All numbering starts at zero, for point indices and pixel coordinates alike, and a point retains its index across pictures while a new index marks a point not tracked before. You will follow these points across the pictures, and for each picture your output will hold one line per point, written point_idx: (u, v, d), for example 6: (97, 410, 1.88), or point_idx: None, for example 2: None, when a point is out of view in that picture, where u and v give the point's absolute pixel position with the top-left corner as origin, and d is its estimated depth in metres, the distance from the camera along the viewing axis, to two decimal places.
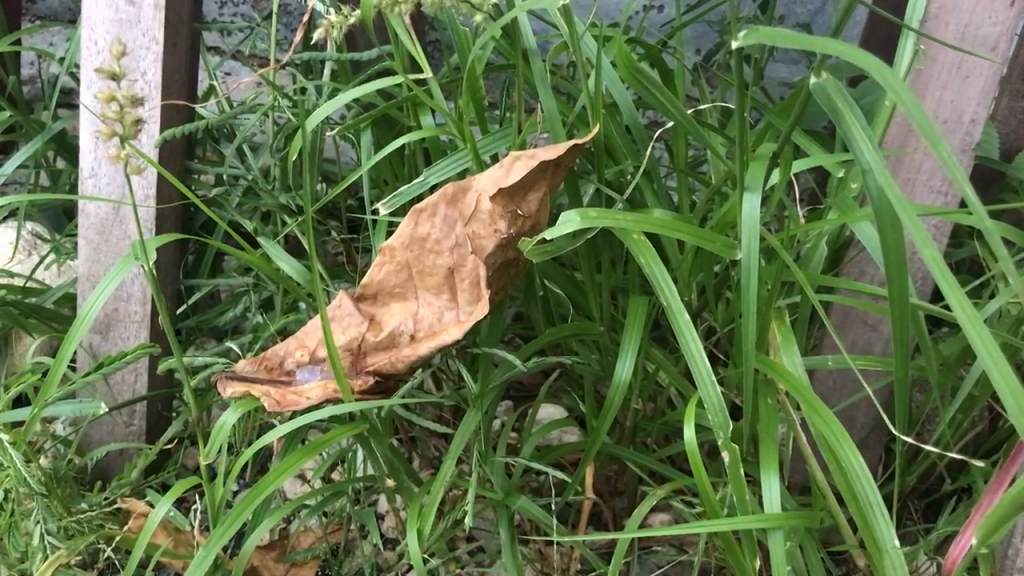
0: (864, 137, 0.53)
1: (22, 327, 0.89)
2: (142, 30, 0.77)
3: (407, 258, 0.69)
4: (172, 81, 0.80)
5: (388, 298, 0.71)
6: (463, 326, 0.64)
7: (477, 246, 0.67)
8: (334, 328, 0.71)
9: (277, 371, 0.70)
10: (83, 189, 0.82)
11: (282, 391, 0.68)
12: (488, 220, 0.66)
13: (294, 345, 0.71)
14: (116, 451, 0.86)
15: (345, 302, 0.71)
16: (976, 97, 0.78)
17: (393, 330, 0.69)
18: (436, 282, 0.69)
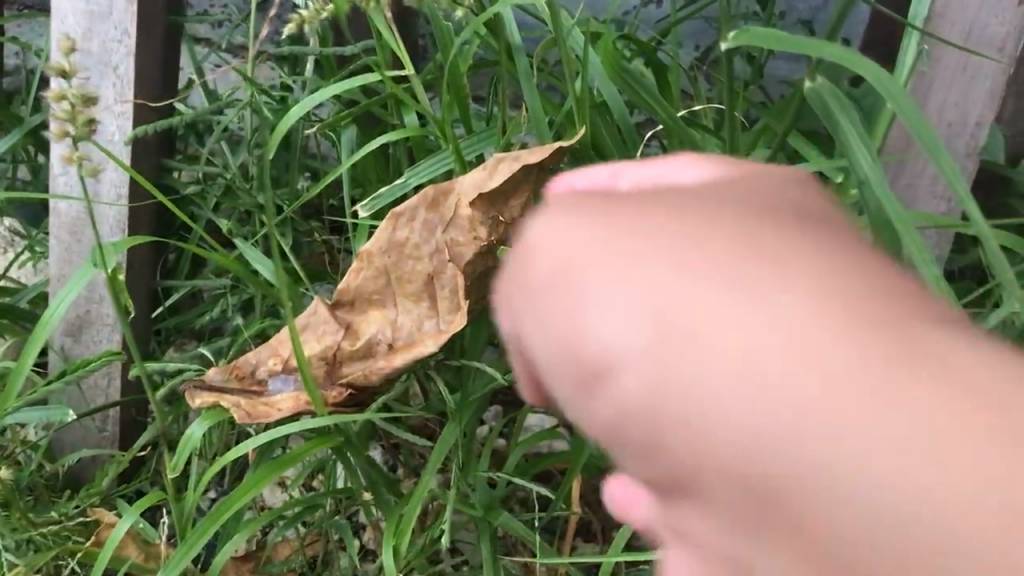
0: (859, 146, 0.54)
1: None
2: (114, 23, 0.74)
3: (386, 264, 0.66)
4: (146, 77, 0.78)
5: (366, 305, 0.68)
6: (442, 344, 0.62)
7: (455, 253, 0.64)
8: (308, 335, 0.68)
9: (247, 381, 0.67)
10: (55, 187, 0.79)
11: (253, 406, 0.66)
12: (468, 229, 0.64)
13: (267, 353, 0.68)
14: (88, 458, 0.83)
15: (320, 308, 0.68)
16: (983, 102, 0.77)
17: (370, 340, 0.66)
18: (416, 290, 0.66)
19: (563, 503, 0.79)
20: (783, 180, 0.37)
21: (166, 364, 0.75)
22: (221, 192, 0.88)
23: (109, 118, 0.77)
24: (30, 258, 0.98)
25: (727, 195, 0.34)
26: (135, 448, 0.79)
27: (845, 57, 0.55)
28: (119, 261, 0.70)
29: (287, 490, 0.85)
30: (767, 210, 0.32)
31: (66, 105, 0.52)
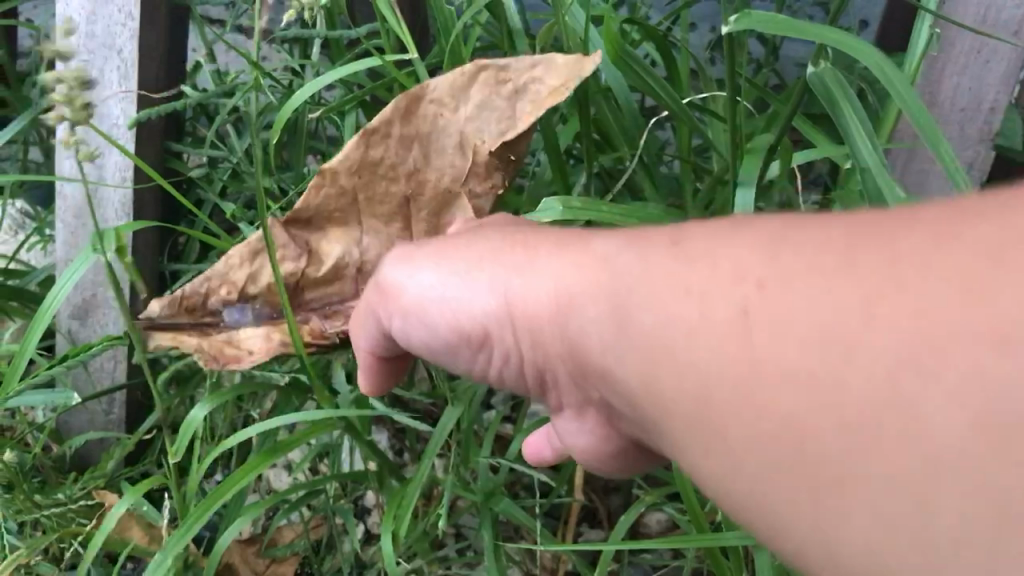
0: (861, 133, 0.53)
1: (3, 311, 0.87)
2: (118, 5, 0.74)
3: (358, 188, 0.67)
4: (151, 61, 0.78)
5: (324, 223, 0.68)
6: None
7: (444, 186, 0.67)
8: (262, 259, 0.67)
9: (198, 313, 0.66)
10: (60, 170, 0.79)
11: (213, 341, 0.64)
12: (462, 154, 0.67)
13: (217, 282, 0.67)
14: (94, 440, 0.84)
15: (276, 230, 0.67)
16: (996, 84, 0.76)
17: (335, 263, 0.67)
18: (389, 211, 0.68)
19: (567, 490, 0.79)
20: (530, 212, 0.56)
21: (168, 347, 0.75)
22: (225, 173, 0.88)
23: (113, 100, 0.77)
24: (38, 241, 0.98)
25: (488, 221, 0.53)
26: (139, 431, 0.79)
27: (849, 45, 0.56)
28: (123, 244, 0.71)
29: (292, 475, 0.85)
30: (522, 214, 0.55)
31: (61, 89, 0.52)
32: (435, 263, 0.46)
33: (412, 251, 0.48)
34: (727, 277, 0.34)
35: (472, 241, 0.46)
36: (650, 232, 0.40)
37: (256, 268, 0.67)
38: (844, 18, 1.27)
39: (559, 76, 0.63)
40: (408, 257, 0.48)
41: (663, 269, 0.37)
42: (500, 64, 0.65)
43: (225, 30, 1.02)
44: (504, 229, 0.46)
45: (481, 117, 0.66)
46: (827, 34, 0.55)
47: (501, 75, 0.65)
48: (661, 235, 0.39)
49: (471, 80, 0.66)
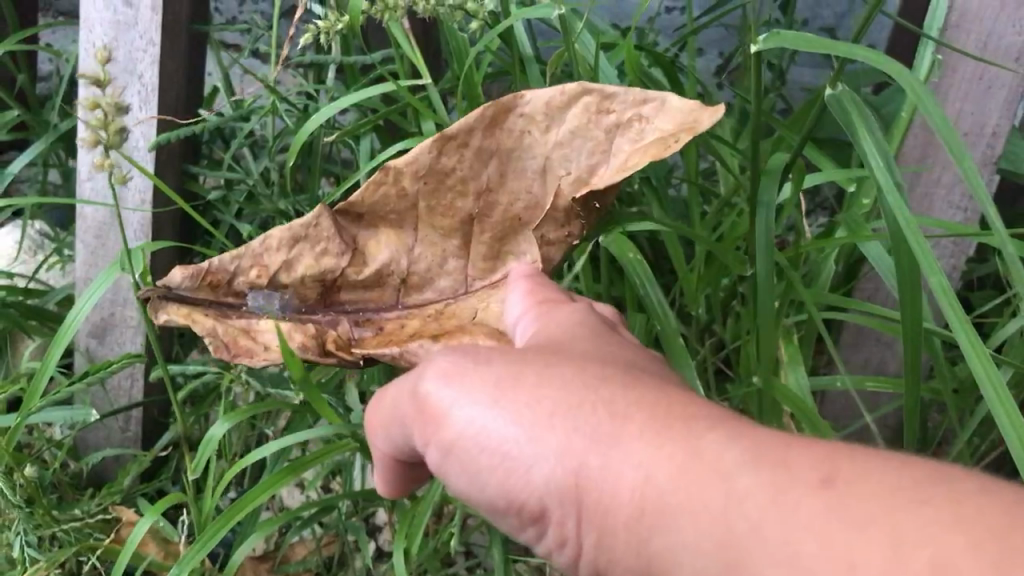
0: (872, 148, 0.54)
1: (23, 329, 0.89)
2: (139, 32, 0.77)
3: (421, 194, 0.57)
4: (171, 86, 0.80)
5: (377, 221, 0.58)
6: (483, 307, 0.57)
7: (513, 215, 0.57)
8: (302, 248, 0.57)
9: (222, 292, 0.57)
10: (81, 192, 0.81)
11: (232, 329, 0.56)
12: (543, 183, 0.56)
13: (248, 260, 0.57)
14: (110, 457, 0.85)
15: (325, 220, 0.57)
16: (998, 109, 0.78)
17: (380, 269, 0.58)
18: (451, 224, 0.58)
19: None
20: (603, 315, 0.52)
21: (185, 364, 0.77)
22: (241, 196, 0.89)
23: (135, 125, 0.79)
24: (57, 261, 1.00)
25: (559, 333, 0.49)
26: (156, 448, 0.81)
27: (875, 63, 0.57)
28: (142, 264, 0.73)
29: (306, 492, 0.86)
30: (592, 317, 0.51)
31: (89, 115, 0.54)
32: (494, 400, 0.42)
33: (469, 369, 0.44)
34: (858, 530, 0.32)
35: (548, 388, 0.41)
36: (787, 456, 0.36)
37: (295, 256, 0.57)
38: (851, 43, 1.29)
39: (676, 125, 0.52)
40: (462, 379, 0.43)
41: (805, 513, 0.33)
42: (609, 88, 0.54)
43: (243, 54, 1.04)
44: (587, 380, 0.42)
45: (571, 145, 0.54)
46: (849, 50, 0.56)
47: (605, 103, 0.54)
48: (805, 465, 0.35)
49: (571, 99, 0.54)
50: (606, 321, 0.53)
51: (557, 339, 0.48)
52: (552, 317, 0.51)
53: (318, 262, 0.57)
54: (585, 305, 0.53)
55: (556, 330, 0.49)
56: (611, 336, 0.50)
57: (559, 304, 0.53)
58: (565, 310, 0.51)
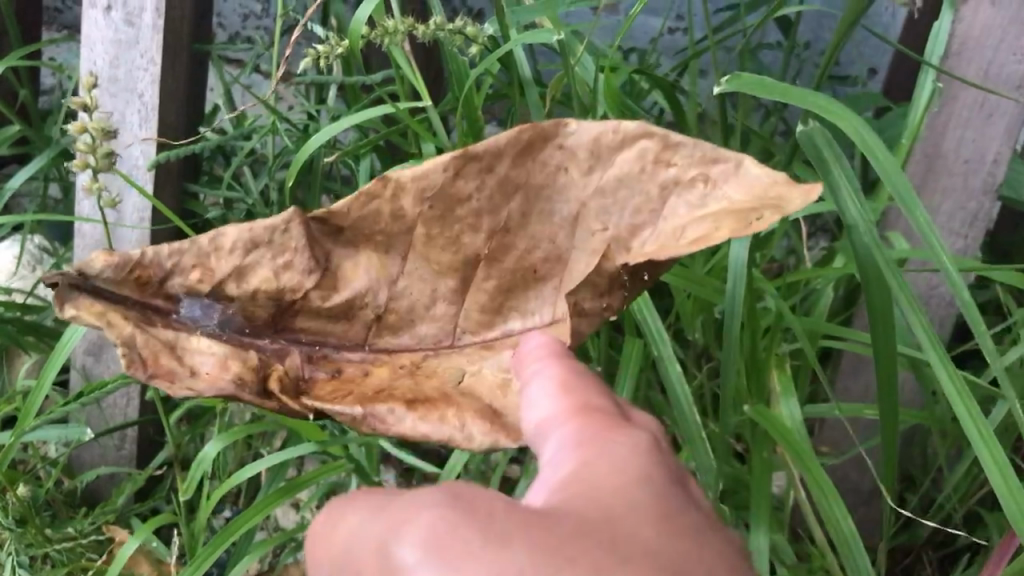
0: (846, 195, 0.55)
1: (21, 345, 0.89)
2: (140, 51, 0.77)
3: (418, 222, 0.49)
4: (171, 106, 0.80)
5: (359, 240, 0.50)
6: (471, 371, 0.49)
7: (529, 265, 0.49)
8: (261, 256, 0.51)
9: (151, 292, 0.51)
10: (79, 210, 0.81)
11: (153, 340, 0.50)
12: (570, 235, 0.47)
13: (191, 260, 0.52)
14: (105, 475, 0.85)
15: (294, 227, 0.50)
16: (999, 137, 0.77)
17: (351, 298, 0.51)
18: (451, 261, 0.49)
19: None
20: (660, 459, 0.41)
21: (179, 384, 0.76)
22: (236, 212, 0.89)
23: (134, 144, 0.79)
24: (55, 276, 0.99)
25: (599, 487, 0.38)
26: (150, 467, 0.80)
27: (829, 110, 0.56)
28: None
29: (301, 513, 0.86)
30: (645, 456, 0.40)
31: None
32: None
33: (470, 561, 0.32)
34: None
35: None
36: None
37: (248, 264, 0.51)
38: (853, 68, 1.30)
39: (754, 202, 0.43)
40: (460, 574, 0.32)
41: None
42: (675, 138, 0.45)
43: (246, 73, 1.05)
44: None
45: (613, 195, 0.46)
46: (803, 96, 0.56)
47: (666, 154, 0.46)
48: None
49: (626, 141, 0.46)
50: (656, 454, 0.42)
51: (604, 502, 0.36)
52: (597, 456, 0.40)
53: (275, 280, 0.51)
54: (639, 434, 0.42)
55: (599, 484, 0.38)
56: (667, 505, 0.38)
57: (598, 433, 0.42)
58: (616, 448, 0.41)
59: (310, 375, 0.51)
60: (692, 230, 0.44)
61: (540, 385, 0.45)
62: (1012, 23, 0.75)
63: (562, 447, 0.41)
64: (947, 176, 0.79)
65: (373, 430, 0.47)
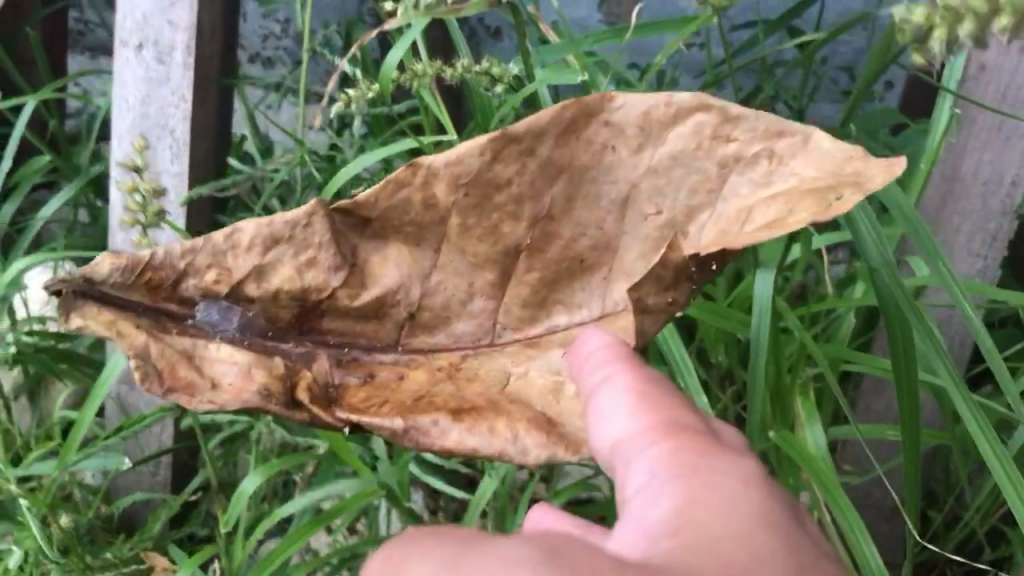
0: (867, 233, 0.57)
1: (58, 373, 0.91)
2: (172, 88, 0.79)
3: (453, 211, 0.45)
4: (202, 140, 0.82)
5: (387, 232, 0.47)
6: (517, 374, 0.47)
7: (576, 253, 0.46)
8: (283, 252, 0.47)
9: (164, 296, 0.48)
10: (114, 245, 0.83)
11: (169, 351, 0.47)
12: (620, 220, 0.44)
13: (207, 259, 0.47)
14: (141, 501, 0.87)
15: (317, 221, 0.46)
16: (1017, 159, 0.78)
17: (382, 295, 0.47)
18: (488, 252, 0.46)
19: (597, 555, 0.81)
20: (753, 476, 0.43)
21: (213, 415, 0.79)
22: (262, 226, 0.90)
23: (166, 179, 0.81)
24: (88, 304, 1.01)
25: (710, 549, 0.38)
26: (186, 495, 0.82)
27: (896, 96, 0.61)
28: None
29: (333, 535, 0.87)
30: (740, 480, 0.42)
31: None
32: None
33: None
34: None
35: None
36: None
37: (268, 262, 0.47)
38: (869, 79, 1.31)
39: (828, 179, 0.40)
40: None
41: None
42: (733, 109, 0.42)
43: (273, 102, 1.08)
44: None
45: (667, 175, 0.43)
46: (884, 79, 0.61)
47: (725, 128, 0.42)
48: None
49: (680, 114, 0.42)
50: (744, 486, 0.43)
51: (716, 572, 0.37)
52: (701, 488, 0.41)
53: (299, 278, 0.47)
54: (726, 466, 0.43)
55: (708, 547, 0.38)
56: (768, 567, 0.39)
57: (690, 472, 0.42)
58: (711, 491, 0.41)
59: (337, 380, 0.47)
60: (761, 213, 0.41)
61: (616, 397, 0.44)
62: None
63: (660, 477, 0.42)
64: (965, 197, 0.80)
65: (415, 443, 0.45)
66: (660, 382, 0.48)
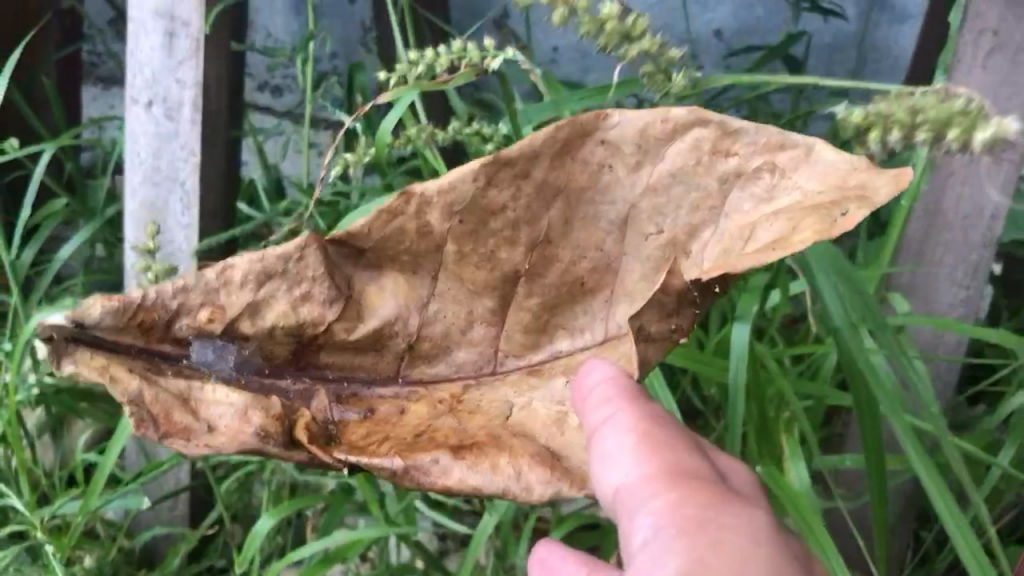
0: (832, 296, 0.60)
1: (79, 413, 0.95)
2: (181, 143, 0.82)
3: (449, 236, 0.48)
4: (210, 191, 0.86)
5: (384, 262, 0.50)
6: (520, 405, 0.49)
7: (574, 277, 0.49)
8: (276, 287, 0.50)
9: (157, 337, 0.50)
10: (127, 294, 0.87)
11: (164, 395, 0.49)
12: (619, 239, 0.47)
13: (199, 298, 0.50)
14: (160, 535, 0.90)
15: (311, 254, 0.49)
16: (996, 193, 0.81)
17: (381, 323, 0.51)
18: (487, 279, 0.49)
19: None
20: (758, 529, 0.49)
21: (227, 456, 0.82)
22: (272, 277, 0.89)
23: (177, 229, 0.85)
24: None
25: None
26: (203, 530, 0.86)
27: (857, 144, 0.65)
28: None
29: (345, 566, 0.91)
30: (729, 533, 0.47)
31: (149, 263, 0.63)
32: None
33: None
34: None
35: None
36: None
37: (262, 298, 0.50)
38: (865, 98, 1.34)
39: (832, 193, 0.40)
40: None
41: None
42: (733, 124, 0.43)
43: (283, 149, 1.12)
44: None
45: (666, 194, 0.45)
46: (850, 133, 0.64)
47: (725, 142, 0.44)
48: None
49: (675, 131, 0.44)
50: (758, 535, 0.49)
51: None
52: (705, 547, 0.46)
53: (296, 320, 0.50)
54: (737, 513, 0.49)
55: None
56: None
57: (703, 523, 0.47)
58: (731, 541, 0.47)
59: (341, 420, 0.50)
60: (763, 231, 0.41)
61: (620, 441, 0.48)
62: (1003, 85, 0.79)
63: (666, 534, 0.46)
64: (947, 229, 0.83)
65: (417, 483, 0.45)
66: (665, 425, 0.52)
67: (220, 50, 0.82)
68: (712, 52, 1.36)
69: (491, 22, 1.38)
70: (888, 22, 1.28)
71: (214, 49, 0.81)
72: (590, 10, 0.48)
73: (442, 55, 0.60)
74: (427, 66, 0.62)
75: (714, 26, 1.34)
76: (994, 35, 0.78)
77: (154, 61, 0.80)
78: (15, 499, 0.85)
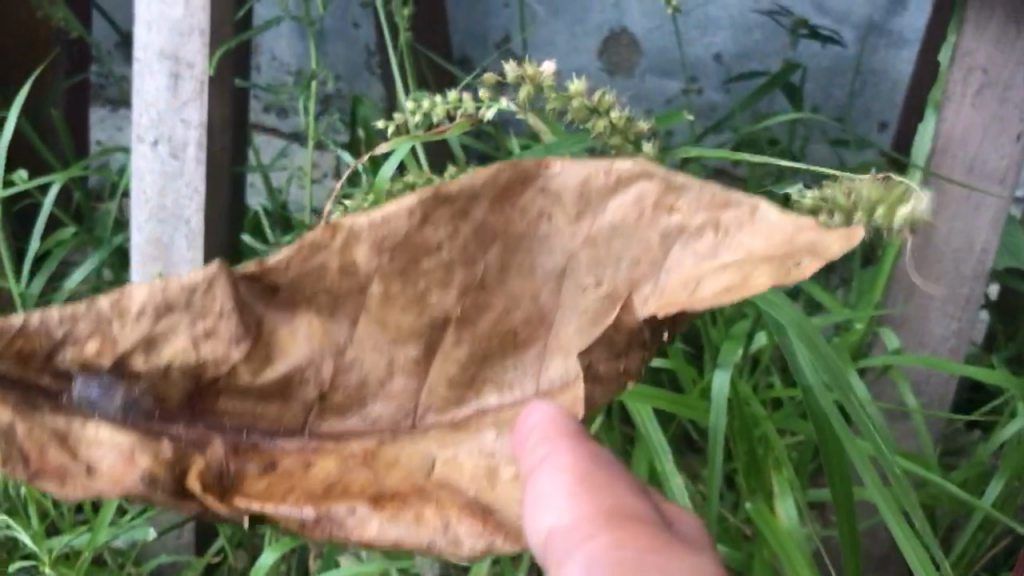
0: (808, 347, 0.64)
1: None
2: (185, 182, 0.84)
3: (375, 277, 0.44)
4: (215, 226, 0.88)
5: (295, 302, 0.45)
6: (443, 458, 0.45)
7: (508, 326, 0.45)
8: (177, 319, 0.45)
9: (36, 368, 0.45)
10: None
11: (39, 432, 0.45)
12: (554, 292, 0.44)
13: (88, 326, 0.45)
14: (166, 563, 0.92)
15: (217, 288, 0.44)
16: (987, 228, 0.82)
17: (287, 374, 0.46)
18: (412, 324, 0.46)
19: None
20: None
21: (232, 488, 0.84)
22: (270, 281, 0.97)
23: (183, 264, 0.87)
24: None
25: None
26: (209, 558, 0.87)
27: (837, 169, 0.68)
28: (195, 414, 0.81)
29: None
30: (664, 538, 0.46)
31: None
32: None
33: None
34: None
35: None
36: None
37: (160, 331, 0.45)
38: (864, 121, 1.35)
39: (777, 250, 0.38)
40: None
41: None
42: (676, 177, 0.40)
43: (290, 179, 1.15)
44: None
45: (606, 246, 0.43)
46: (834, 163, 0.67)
47: (667, 198, 0.41)
48: None
49: (619, 184, 0.41)
50: None
51: None
52: None
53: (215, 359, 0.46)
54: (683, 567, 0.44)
55: None
56: None
57: None
58: None
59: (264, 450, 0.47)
60: (707, 285, 0.39)
61: (552, 483, 0.45)
62: (993, 122, 0.80)
63: None
64: (938, 262, 0.84)
65: (329, 535, 0.44)
66: (601, 463, 0.49)
67: (223, 90, 0.84)
68: (711, 76, 1.37)
69: (493, 47, 1.40)
70: (885, 46, 1.30)
71: (218, 88, 0.83)
72: (556, 86, 0.55)
73: (439, 104, 0.62)
74: (424, 114, 0.64)
75: (713, 50, 1.35)
76: (983, 72, 0.79)
77: (159, 101, 0.82)
78: (24, 529, 0.87)
